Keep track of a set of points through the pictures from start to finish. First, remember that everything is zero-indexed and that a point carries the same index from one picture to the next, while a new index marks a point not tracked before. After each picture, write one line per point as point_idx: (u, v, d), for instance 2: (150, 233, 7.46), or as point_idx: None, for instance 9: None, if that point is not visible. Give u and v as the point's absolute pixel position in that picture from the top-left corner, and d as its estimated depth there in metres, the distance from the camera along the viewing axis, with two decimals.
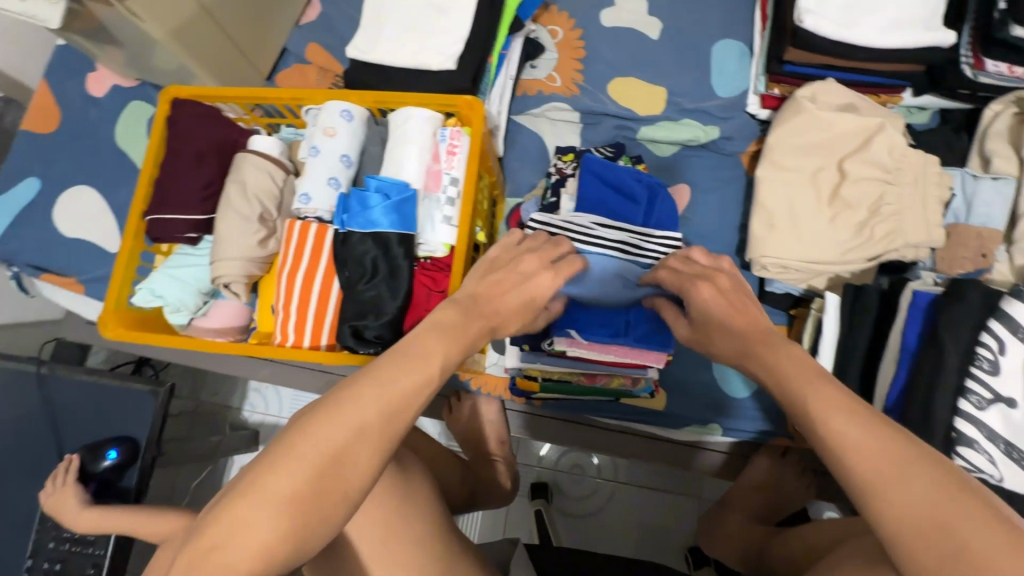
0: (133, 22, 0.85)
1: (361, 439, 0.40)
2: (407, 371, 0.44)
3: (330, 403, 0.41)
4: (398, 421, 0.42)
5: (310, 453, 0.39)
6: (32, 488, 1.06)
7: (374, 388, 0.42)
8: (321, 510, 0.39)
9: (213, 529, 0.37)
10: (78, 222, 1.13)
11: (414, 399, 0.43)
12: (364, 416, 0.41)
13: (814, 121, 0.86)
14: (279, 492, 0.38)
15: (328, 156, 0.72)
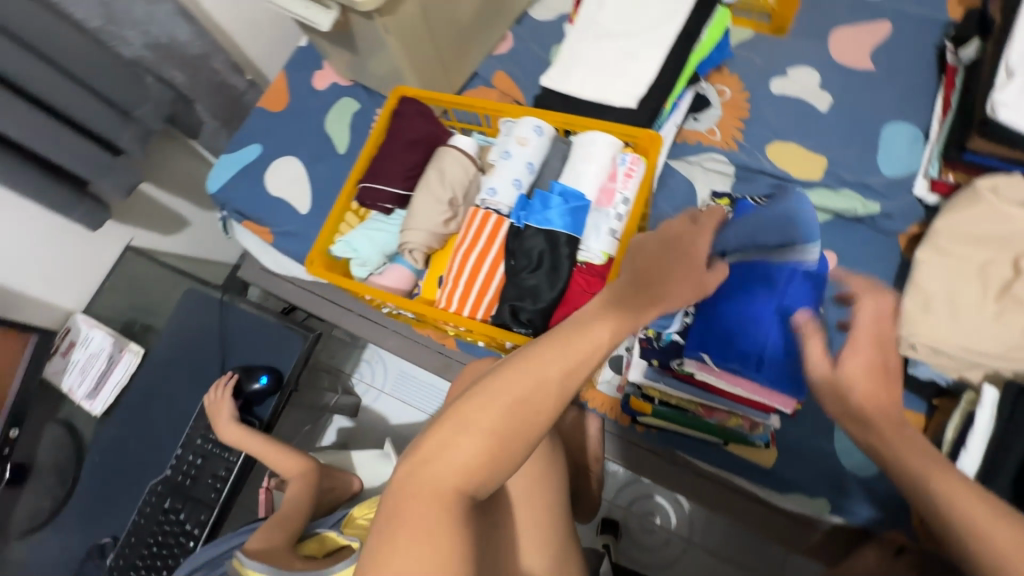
0: (381, 34, 1.05)
1: (541, 393, 0.52)
2: (579, 346, 0.55)
3: (519, 363, 0.53)
4: (568, 388, 0.53)
5: (503, 398, 0.51)
6: (193, 392, 1.26)
7: (553, 355, 0.54)
8: (512, 438, 0.50)
9: (435, 437, 0.50)
10: (281, 184, 1.36)
11: (580, 365, 0.54)
12: (547, 372, 0.53)
13: (992, 212, 0.85)
14: (482, 425, 0.50)
15: (517, 161, 0.84)
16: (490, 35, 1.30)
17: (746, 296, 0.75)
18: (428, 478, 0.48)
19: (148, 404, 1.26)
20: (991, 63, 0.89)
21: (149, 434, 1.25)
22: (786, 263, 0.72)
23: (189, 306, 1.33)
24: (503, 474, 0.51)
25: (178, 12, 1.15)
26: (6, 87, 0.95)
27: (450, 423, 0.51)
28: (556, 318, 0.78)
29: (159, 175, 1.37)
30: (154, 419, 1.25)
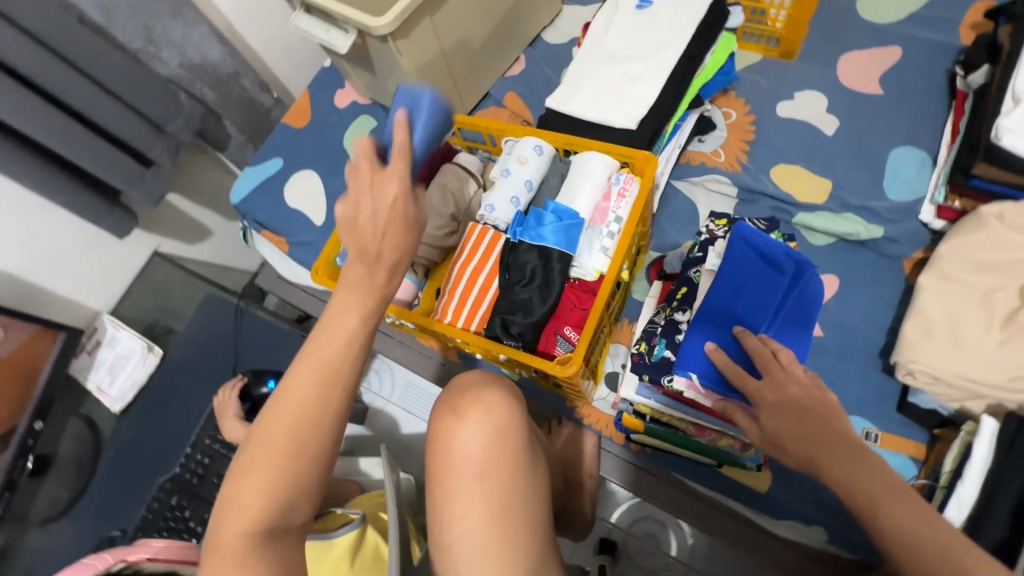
0: (395, 57, 1.10)
1: (312, 396, 0.57)
2: (323, 346, 0.58)
3: (282, 390, 0.57)
4: (337, 378, 0.58)
5: (278, 423, 0.56)
6: (206, 394, 1.31)
7: (308, 363, 0.57)
8: (297, 466, 0.56)
9: (223, 505, 0.56)
10: (299, 196, 1.42)
11: (339, 358, 0.58)
12: (304, 390, 0.57)
13: (997, 239, 0.83)
14: (268, 454, 0.56)
15: (516, 179, 0.87)
16: (503, 57, 1.35)
17: (713, 320, 0.78)
18: (234, 539, 0.55)
19: (166, 403, 1.32)
20: (997, 89, 0.88)
21: (163, 432, 1.30)
22: (771, 297, 0.78)
23: (208, 310, 1.39)
24: (315, 480, 0.58)
25: (213, 35, 1.25)
26: (53, 104, 1.03)
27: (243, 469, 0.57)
28: (547, 332, 0.80)
29: (187, 185, 1.44)
30: (170, 417, 1.30)
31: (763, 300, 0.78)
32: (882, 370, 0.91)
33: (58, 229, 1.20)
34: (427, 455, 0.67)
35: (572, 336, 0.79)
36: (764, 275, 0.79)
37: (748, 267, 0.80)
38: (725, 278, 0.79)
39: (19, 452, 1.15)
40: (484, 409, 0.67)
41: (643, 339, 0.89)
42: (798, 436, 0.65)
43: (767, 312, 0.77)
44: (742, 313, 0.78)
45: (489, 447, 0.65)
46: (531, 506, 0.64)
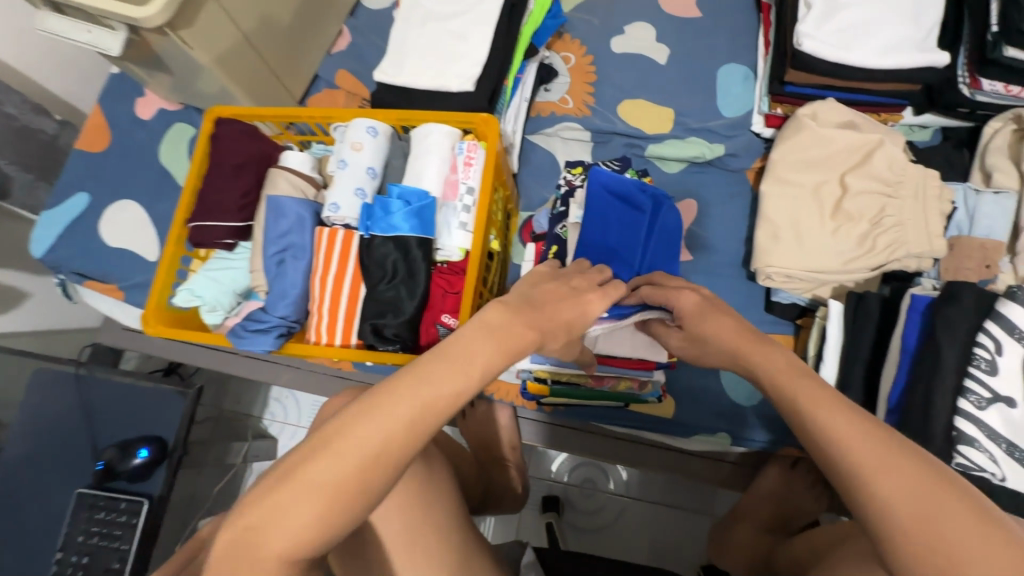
0: (185, 50, 0.93)
1: (395, 433, 0.45)
2: (433, 379, 0.48)
3: (371, 409, 0.46)
4: (426, 423, 0.47)
5: (354, 447, 0.44)
6: (66, 487, 1.10)
7: (408, 389, 0.47)
8: (355, 493, 0.44)
9: (262, 514, 0.42)
10: (121, 232, 1.21)
11: (441, 400, 0.48)
12: (397, 416, 0.46)
13: (816, 137, 0.90)
14: (320, 480, 0.43)
15: (355, 168, 0.79)
16: (323, 32, 1.21)
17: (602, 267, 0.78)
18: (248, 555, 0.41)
19: (12, 511, 1.09)
20: None
21: (22, 546, 1.08)
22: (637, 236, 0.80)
23: (40, 389, 1.15)
24: (353, 524, 0.45)
25: None
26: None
27: (276, 486, 0.43)
28: (425, 325, 0.75)
29: None
30: (23, 526, 1.08)
31: (630, 242, 0.79)
32: (746, 278, 0.98)
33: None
34: None
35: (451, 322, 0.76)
36: (626, 216, 0.81)
37: (610, 211, 0.80)
38: (592, 222, 0.79)
39: None
40: None
41: None
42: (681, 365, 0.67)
43: (638, 250, 0.79)
44: (611, 257, 0.78)
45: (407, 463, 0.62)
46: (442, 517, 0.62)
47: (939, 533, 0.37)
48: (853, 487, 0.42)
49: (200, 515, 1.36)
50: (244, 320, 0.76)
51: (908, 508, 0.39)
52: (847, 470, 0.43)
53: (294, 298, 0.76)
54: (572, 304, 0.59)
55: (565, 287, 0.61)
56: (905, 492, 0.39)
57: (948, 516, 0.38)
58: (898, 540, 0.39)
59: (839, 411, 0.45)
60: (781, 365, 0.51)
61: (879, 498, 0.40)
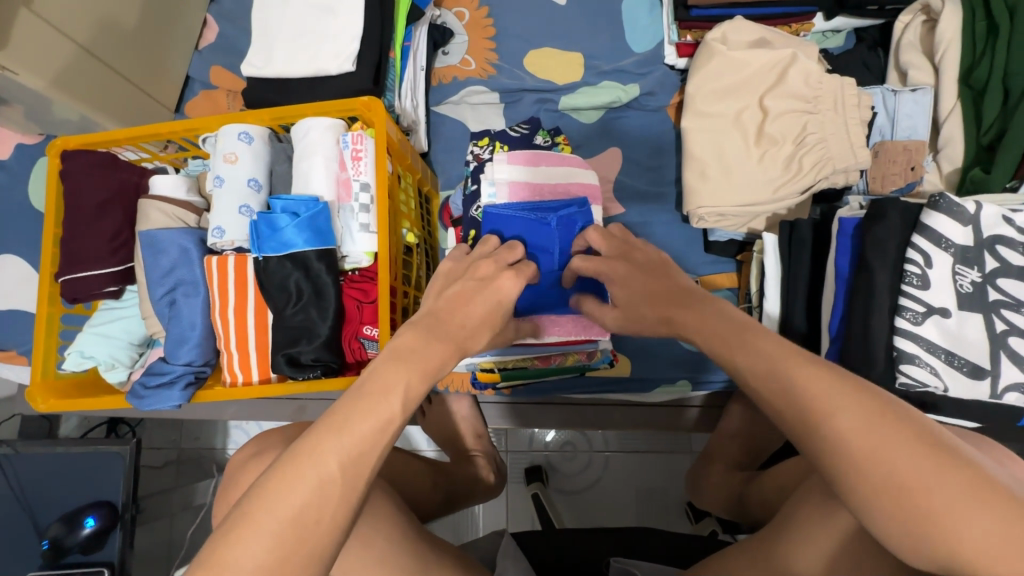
0: (9, 77, 0.80)
1: (320, 492, 0.37)
2: (364, 418, 0.40)
3: (296, 459, 0.38)
4: (362, 475, 0.39)
5: (278, 508, 0.36)
6: (13, 574, 1.02)
7: (332, 439, 0.39)
8: (298, 563, 0.35)
9: None
10: (9, 292, 1.09)
11: (377, 441, 0.40)
12: (325, 462, 0.38)
13: (728, 63, 0.86)
14: (252, 560, 0.35)
15: (233, 184, 0.70)
16: (183, 27, 1.06)
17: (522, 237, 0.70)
18: None
19: None
20: None
21: None
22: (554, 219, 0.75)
23: None
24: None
25: None
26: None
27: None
28: (348, 340, 0.70)
29: None
30: None
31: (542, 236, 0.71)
32: (682, 222, 0.94)
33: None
34: None
35: (375, 334, 0.70)
36: (550, 195, 0.76)
37: (532, 193, 0.75)
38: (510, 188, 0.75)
39: None
40: None
41: None
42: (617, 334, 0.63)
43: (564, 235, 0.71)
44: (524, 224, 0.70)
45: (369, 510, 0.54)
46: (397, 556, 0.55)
47: (894, 474, 0.33)
48: (816, 438, 0.36)
49: (179, 563, 1.29)
50: (143, 376, 0.68)
51: (856, 451, 0.34)
52: (804, 410, 0.37)
53: (196, 340, 0.69)
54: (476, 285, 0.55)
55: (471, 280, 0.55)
56: (858, 435, 0.34)
57: (905, 454, 0.33)
58: (857, 483, 0.34)
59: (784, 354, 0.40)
60: (716, 330, 0.46)
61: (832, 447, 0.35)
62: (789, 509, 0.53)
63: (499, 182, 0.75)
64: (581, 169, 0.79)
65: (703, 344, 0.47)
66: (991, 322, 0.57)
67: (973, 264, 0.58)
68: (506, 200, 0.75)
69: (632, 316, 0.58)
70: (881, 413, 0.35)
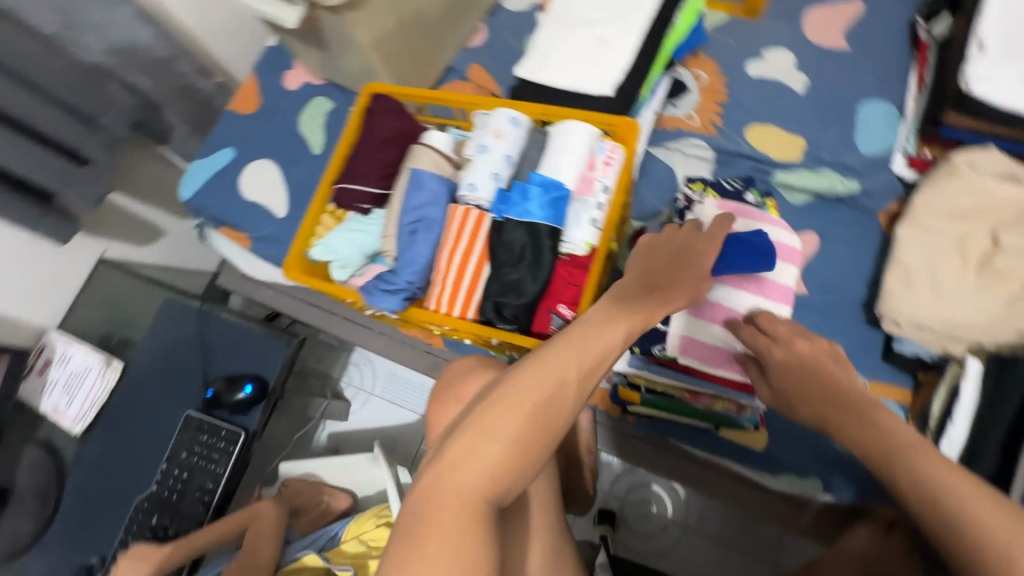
0: (350, 30, 1.03)
1: (545, 399, 0.53)
2: (595, 347, 0.56)
3: (541, 364, 0.54)
4: (586, 386, 0.55)
5: (532, 394, 0.53)
6: (174, 408, 1.23)
7: (572, 356, 0.55)
8: (539, 434, 0.52)
9: (460, 449, 0.51)
10: (256, 188, 1.32)
11: (599, 365, 0.56)
12: (568, 372, 0.54)
13: (969, 186, 0.85)
14: (512, 427, 0.51)
15: (494, 154, 0.82)
16: (463, 27, 1.28)
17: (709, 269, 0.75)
18: (451, 486, 0.49)
19: (131, 420, 1.23)
20: (961, 40, 0.90)
21: (134, 453, 1.21)
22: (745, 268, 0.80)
23: (168, 318, 1.29)
24: (525, 478, 0.52)
25: (137, 15, 1.08)
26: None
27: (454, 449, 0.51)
28: (541, 311, 0.77)
29: (128, 184, 1.31)
30: (138, 433, 1.22)
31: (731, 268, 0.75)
32: (864, 321, 0.93)
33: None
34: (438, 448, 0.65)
35: (567, 313, 0.76)
36: None
37: None
38: None
39: None
40: None
41: None
42: (805, 395, 0.64)
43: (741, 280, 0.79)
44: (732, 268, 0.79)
45: None
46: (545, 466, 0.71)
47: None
48: (958, 524, 0.51)
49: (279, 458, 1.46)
50: (377, 279, 0.81)
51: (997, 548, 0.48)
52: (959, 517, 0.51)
53: (420, 266, 0.80)
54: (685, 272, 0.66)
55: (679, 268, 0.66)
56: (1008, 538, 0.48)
57: None
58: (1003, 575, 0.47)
59: (945, 464, 0.53)
60: None
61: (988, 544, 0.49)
62: None
63: (706, 224, 0.82)
64: (785, 232, 0.82)
65: (860, 442, 0.59)
66: None
67: None
68: None
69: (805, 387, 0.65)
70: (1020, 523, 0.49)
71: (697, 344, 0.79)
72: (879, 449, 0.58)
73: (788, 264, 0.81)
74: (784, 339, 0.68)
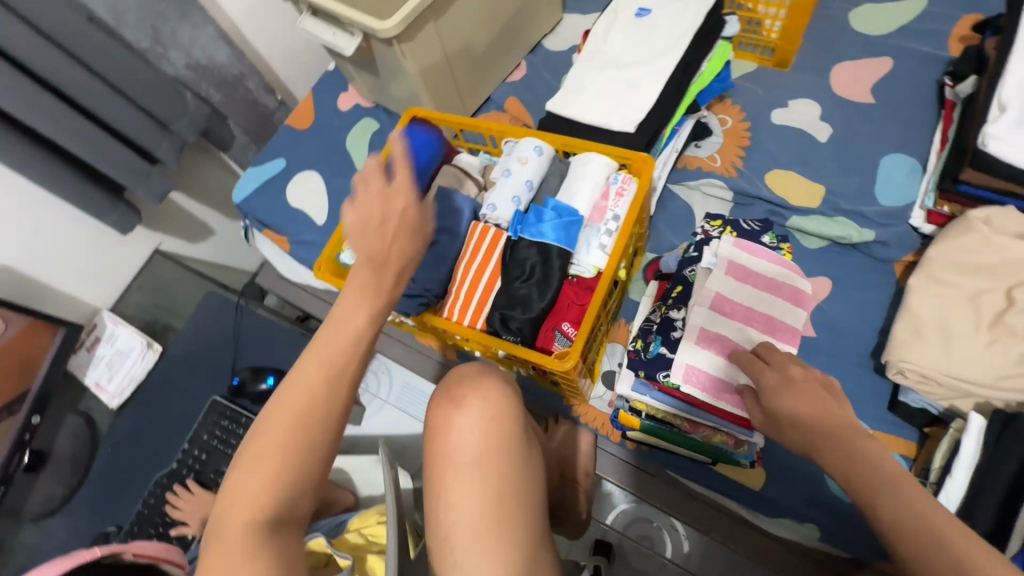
0: (399, 60, 1.13)
1: (317, 390, 0.60)
2: (326, 343, 0.61)
3: (289, 382, 0.60)
4: (339, 378, 0.61)
5: (285, 412, 0.59)
6: (202, 393, 1.31)
7: (313, 361, 0.60)
8: (305, 447, 0.59)
9: (234, 487, 0.58)
10: (301, 195, 1.43)
11: (348, 356, 0.61)
12: (315, 378, 0.60)
13: (985, 242, 0.85)
14: (272, 448, 0.58)
15: (517, 179, 0.89)
16: (504, 62, 1.38)
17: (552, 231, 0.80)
18: (235, 518, 0.57)
19: (164, 400, 1.32)
20: (983, 101, 0.91)
21: (162, 431, 1.30)
22: (752, 307, 0.81)
23: (208, 309, 1.39)
24: (305, 487, 0.60)
25: (218, 36, 1.25)
26: (42, 87, 1.00)
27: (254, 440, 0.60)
28: (546, 328, 0.81)
29: (190, 184, 1.44)
30: (168, 412, 1.31)
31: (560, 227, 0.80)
32: (873, 369, 0.93)
33: (51, 218, 1.17)
34: (426, 448, 0.65)
35: (570, 331, 0.81)
36: (760, 284, 0.82)
37: (745, 276, 0.82)
38: (730, 270, 0.82)
39: (16, 445, 1.16)
40: (482, 396, 0.65)
41: (639, 338, 0.88)
42: (796, 422, 0.63)
43: (747, 318, 0.81)
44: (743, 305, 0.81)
45: (486, 432, 0.63)
46: (526, 477, 0.63)
47: None
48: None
49: None
50: None
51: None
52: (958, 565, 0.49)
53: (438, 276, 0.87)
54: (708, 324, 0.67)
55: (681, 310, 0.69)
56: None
57: None
58: None
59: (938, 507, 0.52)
60: None
61: None
62: None
63: (720, 256, 0.83)
64: (796, 275, 0.84)
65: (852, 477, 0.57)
66: None
67: None
68: (722, 271, 0.82)
69: (781, 426, 0.65)
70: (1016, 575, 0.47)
71: (700, 373, 0.78)
72: (859, 479, 0.57)
73: (792, 307, 0.82)
74: (779, 365, 0.69)
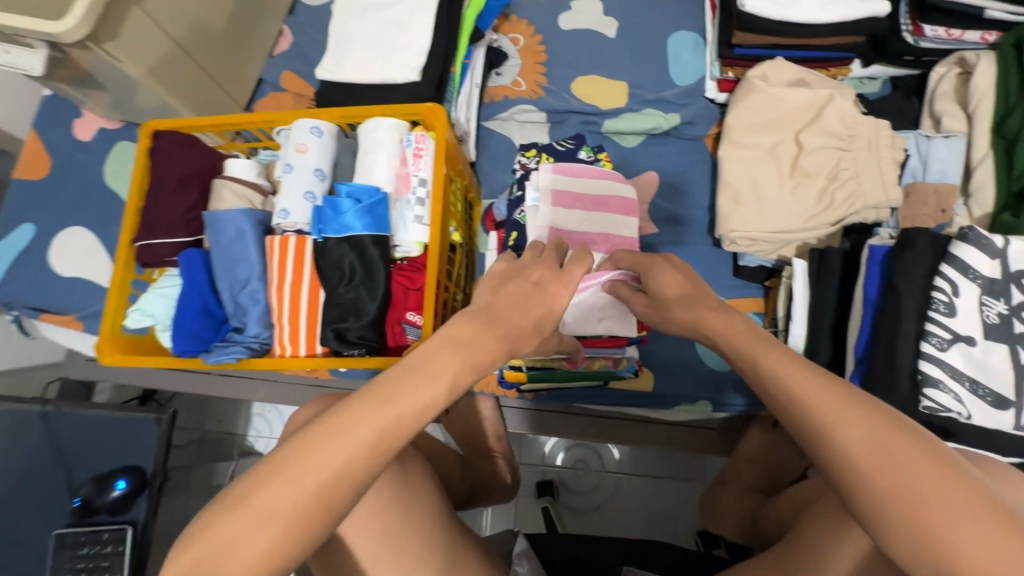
0: (112, 63, 0.89)
1: (289, 514, 0.38)
2: (330, 437, 0.40)
3: (248, 496, 0.38)
4: (335, 481, 0.39)
5: (235, 544, 0.37)
6: (41, 530, 1.06)
7: (284, 464, 0.39)
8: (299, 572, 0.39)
9: None
10: (73, 260, 1.15)
11: (355, 446, 0.40)
12: (303, 488, 0.39)
13: (766, 98, 0.90)
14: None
15: (301, 172, 0.76)
16: (262, 34, 1.17)
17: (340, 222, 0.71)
18: None
19: None
20: None
21: None
22: (587, 231, 0.79)
23: None
24: None
25: None
26: None
27: (203, 536, 0.37)
28: (391, 324, 0.74)
29: None
30: None
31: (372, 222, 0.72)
32: (712, 245, 0.98)
33: None
34: None
35: (417, 319, 0.75)
36: (588, 205, 0.80)
37: (572, 200, 0.79)
38: (556, 199, 0.78)
39: None
40: None
41: None
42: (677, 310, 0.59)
43: (589, 243, 0.79)
44: (578, 233, 0.78)
45: None
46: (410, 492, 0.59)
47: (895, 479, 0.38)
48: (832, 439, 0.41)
49: None
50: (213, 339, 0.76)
51: (866, 455, 0.39)
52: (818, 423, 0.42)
53: (256, 313, 0.75)
54: (534, 291, 0.56)
55: (528, 282, 0.56)
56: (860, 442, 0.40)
57: (909, 466, 0.38)
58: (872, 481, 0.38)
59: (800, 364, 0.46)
60: None
61: (842, 451, 0.40)
62: (805, 526, 0.57)
63: (542, 189, 0.79)
64: (618, 183, 0.83)
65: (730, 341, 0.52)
66: (1017, 353, 0.59)
67: (999, 297, 0.61)
68: (548, 204, 0.78)
69: (663, 319, 0.62)
70: (897, 432, 0.39)
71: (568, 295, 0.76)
72: (748, 352, 0.50)
73: (620, 221, 0.81)
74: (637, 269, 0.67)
